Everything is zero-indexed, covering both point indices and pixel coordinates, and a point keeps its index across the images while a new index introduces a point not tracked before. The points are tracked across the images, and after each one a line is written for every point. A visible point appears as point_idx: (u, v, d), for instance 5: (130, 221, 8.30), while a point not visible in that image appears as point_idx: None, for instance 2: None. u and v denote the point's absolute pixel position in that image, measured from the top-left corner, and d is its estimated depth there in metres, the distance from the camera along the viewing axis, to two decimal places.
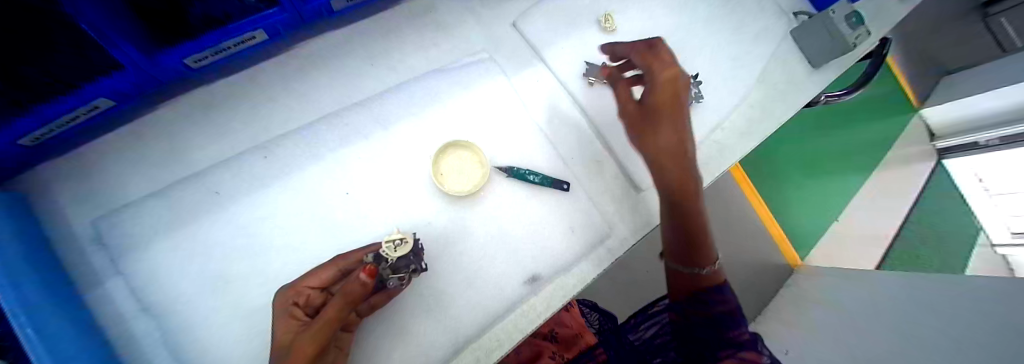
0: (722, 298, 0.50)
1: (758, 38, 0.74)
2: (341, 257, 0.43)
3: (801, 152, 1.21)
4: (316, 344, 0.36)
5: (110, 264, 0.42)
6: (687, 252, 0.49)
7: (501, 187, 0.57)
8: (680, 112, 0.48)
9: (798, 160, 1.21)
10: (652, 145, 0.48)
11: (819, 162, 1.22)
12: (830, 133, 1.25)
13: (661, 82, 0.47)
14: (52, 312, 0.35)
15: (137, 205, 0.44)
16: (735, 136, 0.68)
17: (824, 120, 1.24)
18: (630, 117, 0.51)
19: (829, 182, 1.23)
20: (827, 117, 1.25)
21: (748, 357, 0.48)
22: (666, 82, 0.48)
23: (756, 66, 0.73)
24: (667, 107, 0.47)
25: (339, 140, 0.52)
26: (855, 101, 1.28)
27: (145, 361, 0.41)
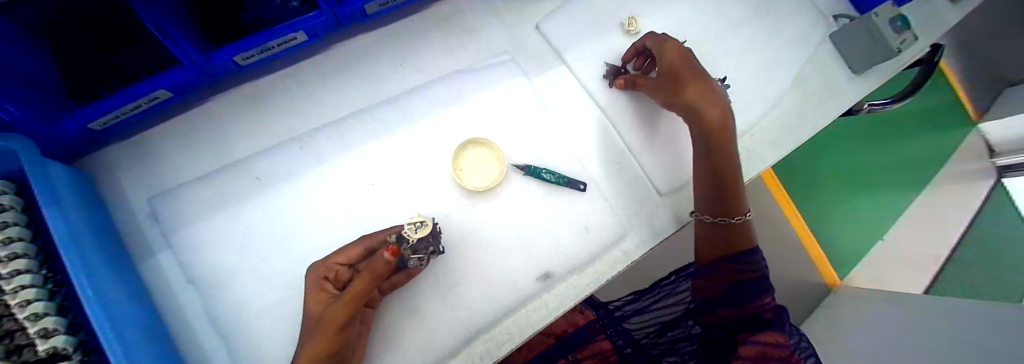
0: (749, 263, 0.53)
1: (792, 43, 0.71)
2: (367, 238, 0.46)
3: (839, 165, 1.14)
4: (347, 313, 0.40)
5: (160, 238, 0.46)
6: (723, 204, 0.52)
7: (518, 185, 0.58)
8: (694, 65, 0.53)
9: (835, 171, 1.14)
10: (683, 97, 0.52)
11: (860, 175, 1.15)
12: (874, 144, 1.17)
13: (667, 53, 0.55)
14: (110, 277, 0.39)
15: (186, 185, 0.48)
16: (763, 143, 0.66)
17: (868, 130, 1.17)
18: (656, 90, 0.56)
19: (871, 196, 1.15)
20: (872, 126, 1.17)
21: (768, 339, 0.50)
22: (677, 58, 0.54)
23: (789, 71, 0.70)
24: (680, 66, 0.53)
25: (368, 133, 0.54)
26: (904, 111, 1.20)
27: (186, 327, 0.45)
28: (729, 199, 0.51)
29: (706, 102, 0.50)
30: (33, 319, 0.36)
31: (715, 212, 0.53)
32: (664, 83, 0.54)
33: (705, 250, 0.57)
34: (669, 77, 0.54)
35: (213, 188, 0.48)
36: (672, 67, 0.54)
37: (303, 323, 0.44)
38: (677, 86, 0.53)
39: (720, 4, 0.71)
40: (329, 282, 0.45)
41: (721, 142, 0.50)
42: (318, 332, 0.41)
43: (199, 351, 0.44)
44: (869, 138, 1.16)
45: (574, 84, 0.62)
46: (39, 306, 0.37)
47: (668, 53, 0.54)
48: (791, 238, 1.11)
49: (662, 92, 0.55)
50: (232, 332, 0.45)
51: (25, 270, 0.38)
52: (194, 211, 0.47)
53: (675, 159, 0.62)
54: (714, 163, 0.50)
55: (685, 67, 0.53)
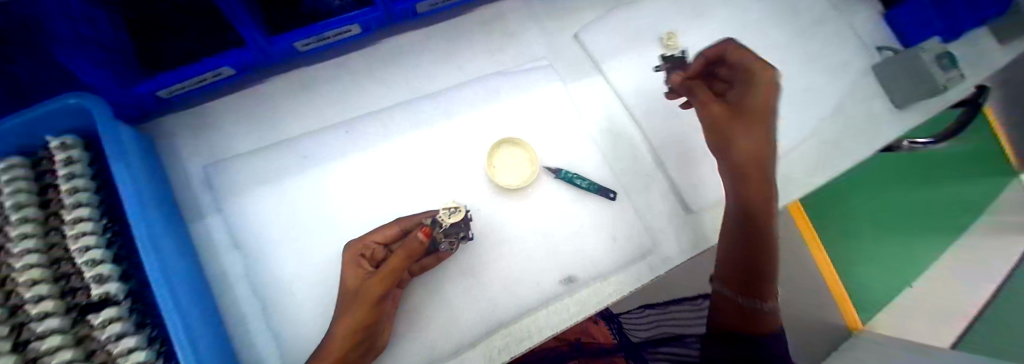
0: (772, 345, 0.47)
1: (832, 72, 0.71)
2: (403, 219, 0.48)
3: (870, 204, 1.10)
4: (383, 289, 0.43)
5: (210, 202, 0.49)
6: (754, 282, 0.45)
7: (547, 187, 0.59)
8: (769, 118, 0.44)
9: (868, 210, 1.10)
10: (738, 151, 0.45)
11: (894, 216, 1.11)
12: (912, 186, 1.12)
13: (755, 85, 0.43)
14: (165, 233, 0.41)
15: (239, 156, 0.50)
16: (800, 168, 0.65)
17: (909, 170, 1.12)
18: (713, 117, 0.48)
19: (905, 239, 1.10)
20: (912, 167, 1.12)
21: None
22: (764, 93, 0.43)
23: (828, 100, 0.70)
24: (757, 110, 0.44)
25: (409, 123, 0.56)
26: (949, 153, 1.14)
27: (228, 289, 0.46)
28: (759, 276, 0.45)
29: (754, 169, 0.44)
30: (91, 264, 0.39)
31: (740, 288, 0.46)
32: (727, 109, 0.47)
33: (722, 321, 0.49)
34: (738, 105, 0.46)
35: (263, 160, 0.51)
36: (747, 94, 0.45)
37: (339, 297, 0.46)
38: (730, 130, 0.46)
39: (759, 29, 0.71)
40: (365, 259, 0.47)
41: (760, 219, 0.44)
42: (354, 304, 0.44)
43: (234, 313, 0.46)
44: (908, 179, 1.12)
45: (610, 94, 0.63)
46: (98, 253, 0.39)
47: (760, 74, 0.43)
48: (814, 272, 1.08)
49: (716, 122, 0.47)
50: (269, 297, 0.47)
51: (86, 219, 0.40)
52: (243, 181, 0.50)
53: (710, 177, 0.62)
54: (750, 241, 0.44)
55: (766, 105, 0.44)
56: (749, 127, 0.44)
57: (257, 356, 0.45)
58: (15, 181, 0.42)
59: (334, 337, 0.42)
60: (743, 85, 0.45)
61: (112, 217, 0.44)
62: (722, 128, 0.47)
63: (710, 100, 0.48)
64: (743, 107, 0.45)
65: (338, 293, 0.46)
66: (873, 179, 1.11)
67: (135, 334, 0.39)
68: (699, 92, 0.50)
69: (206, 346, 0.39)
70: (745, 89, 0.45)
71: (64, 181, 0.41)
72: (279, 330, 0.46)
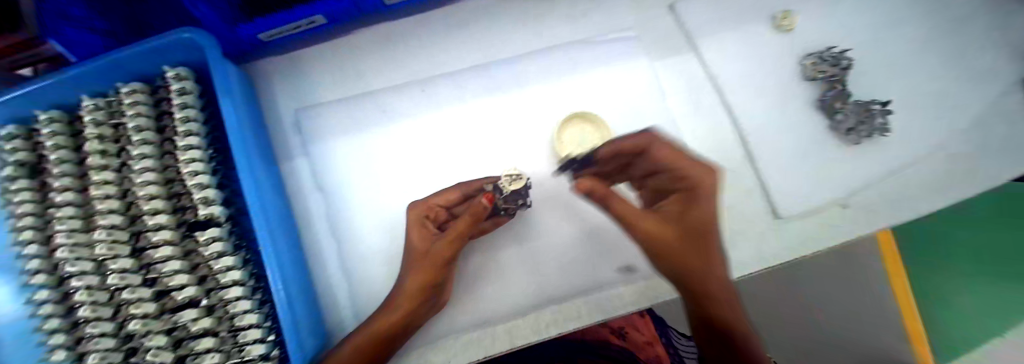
0: None
1: (967, 80, 0.63)
2: (465, 183, 0.47)
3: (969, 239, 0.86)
4: (450, 251, 0.44)
5: (299, 145, 0.51)
6: None
7: (618, 170, 0.55)
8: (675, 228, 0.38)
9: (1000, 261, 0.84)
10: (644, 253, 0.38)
11: None
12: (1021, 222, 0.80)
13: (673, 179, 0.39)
14: (263, 170, 0.44)
15: (325, 104, 0.52)
16: (898, 188, 0.60)
17: None
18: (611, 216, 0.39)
19: None
20: None
21: None
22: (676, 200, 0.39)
23: (956, 111, 0.62)
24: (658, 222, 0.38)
25: (483, 88, 0.54)
26: None
27: (310, 227, 0.50)
28: None
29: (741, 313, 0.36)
30: (198, 187, 0.42)
31: None
32: (669, 225, 0.37)
33: None
34: (685, 216, 0.37)
35: (346, 110, 0.52)
36: (690, 205, 0.38)
37: (404, 253, 0.47)
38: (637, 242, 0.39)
39: (884, 28, 0.64)
40: (429, 221, 0.47)
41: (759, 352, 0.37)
42: (419, 262, 0.45)
43: (317, 249, 0.50)
44: None
45: (703, 76, 0.57)
46: (204, 179, 0.42)
47: (692, 171, 0.38)
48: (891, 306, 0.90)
49: (666, 248, 0.36)
50: (345, 241, 0.51)
51: (196, 147, 0.43)
52: (328, 128, 0.52)
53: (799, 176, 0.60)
54: None
55: (710, 222, 0.37)
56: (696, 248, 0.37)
57: (332, 293, 0.50)
58: (137, 105, 0.45)
59: (405, 292, 0.45)
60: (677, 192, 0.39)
61: (218, 147, 0.48)
62: (675, 263, 0.36)
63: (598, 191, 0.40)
64: (686, 230, 0.37)
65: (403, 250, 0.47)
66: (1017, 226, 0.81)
67: (232, 255, 0.43)
68: (619, 198, 0.38)
69: (292, 279, 0.43)
70: (686, 201, 0.38)
71: (178, 110, 0.43)
72: (352, 271, 0.50)
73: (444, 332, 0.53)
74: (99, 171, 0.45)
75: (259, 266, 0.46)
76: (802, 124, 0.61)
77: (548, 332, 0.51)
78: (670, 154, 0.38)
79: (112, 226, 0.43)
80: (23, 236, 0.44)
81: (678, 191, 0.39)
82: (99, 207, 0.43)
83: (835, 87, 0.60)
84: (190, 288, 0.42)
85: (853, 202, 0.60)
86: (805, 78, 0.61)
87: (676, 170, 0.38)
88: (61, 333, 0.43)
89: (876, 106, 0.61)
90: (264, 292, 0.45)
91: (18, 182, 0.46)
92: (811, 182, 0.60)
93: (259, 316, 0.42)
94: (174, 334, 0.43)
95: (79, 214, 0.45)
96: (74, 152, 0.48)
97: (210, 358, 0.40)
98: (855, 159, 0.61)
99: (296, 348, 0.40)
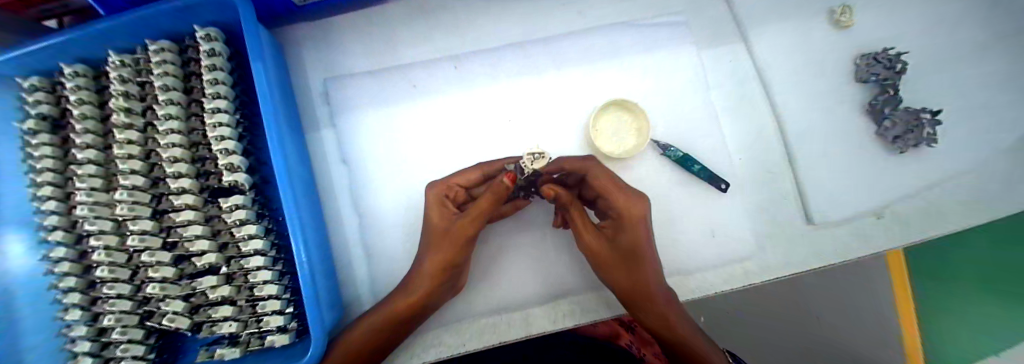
0: None
1: None
2: (488, 163, 0.45)
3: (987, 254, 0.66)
4: (472, 231, 0.43)
5: (326, 115, 0.50)
6: None
7: (652, 162, 0.54)
8: (609, 257, 0.44)
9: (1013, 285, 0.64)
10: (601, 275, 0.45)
11: None
12: None
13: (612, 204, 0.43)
14: (290, 137, 0.43)
15: (356, 76, 0.51)
16: (950, 201, 0.56)
17: None
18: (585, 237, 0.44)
19: None
20: None
21: None
22: (615, 227, 0.44)
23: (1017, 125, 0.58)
24: (601, 254, 0.44)
25: (518, 67, 0.53)
26: None
27: (333, 200, 0.49)
28: None
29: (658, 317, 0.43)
30: (225, 154, 0.41)
31: None
32: (604, 249, 0.44)
33: None
34: (616, 241, 0.44)
35: (378, 83, 0.51)
36: (621, 232, 0.44)
37: (424, 234, 0.45)
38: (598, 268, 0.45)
39: (939, 35, 0.61)
40: (449, 201, 0.45)
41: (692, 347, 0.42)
42: (440, 243, 0.43)
43: (338, 223, 0.49)
44: None
45: (748, 64, 0.58)
46: (230, 144, 0.41)
47: (622, 201, 0.43)
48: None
49: (604, 262, 0.44)
50: (367, 217, 0.49)
51: (223, 110, 0.42)
52: (358, 100, 0.50)
53: (838, 179, 0.58)
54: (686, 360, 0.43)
55: (639, 244, 0.43)
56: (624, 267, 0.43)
57: (351, 269, 0.48)
58: (165, 64, 0.43)
59: (423, 271, 0.43)
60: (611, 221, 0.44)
61: (244, 112, 0.46)
62: (612, 275, 0.44)
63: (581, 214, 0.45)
64: (618, 252, 0.44)
65: (423, 230, 0.46)
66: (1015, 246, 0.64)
67: (254, 223, 0.41)
68: (575, 213, 0.44)
69: (315, 252, 0.42)
70: (615, 227, 0.44)
71: (207, 71, 0.41)
72: (371, 250, 0.49)
73: (459, 316, 0.51)
74: (123, 129, 0.43)
75: (280, 236, 0.45)
76: (841, 128, 0.59)
77: (565, 322, 0.49)
78: (602, 180, 0.44)
79: (134, 187, 0.42)
80: (42, 192, 0.42)
81: (611, 220, 0.44)
82: (121, 166, 0.41)
83: (887, 92, 0.57)
84: (210, 255, 0.40)
85: (888, 212, 0.56)
86: (855, 79, 0.59)
87: (610, 200, 0.43)
88: (76, 293, 0.42)
89: (925, 115, 0.56)
90: (285, 263, 0.44)
91: (39, 136, 0.44)
92: (848, 188, 0.58)
93: (279, 288, 0.41)
94: (192, 300, 0.42)
95: (100, 173, 0.44)
96: (98, 108, 0.46)
97: (228, 326, 0.40)
98: (895, 167, 0.58)
99: (314, 322, 0.38)
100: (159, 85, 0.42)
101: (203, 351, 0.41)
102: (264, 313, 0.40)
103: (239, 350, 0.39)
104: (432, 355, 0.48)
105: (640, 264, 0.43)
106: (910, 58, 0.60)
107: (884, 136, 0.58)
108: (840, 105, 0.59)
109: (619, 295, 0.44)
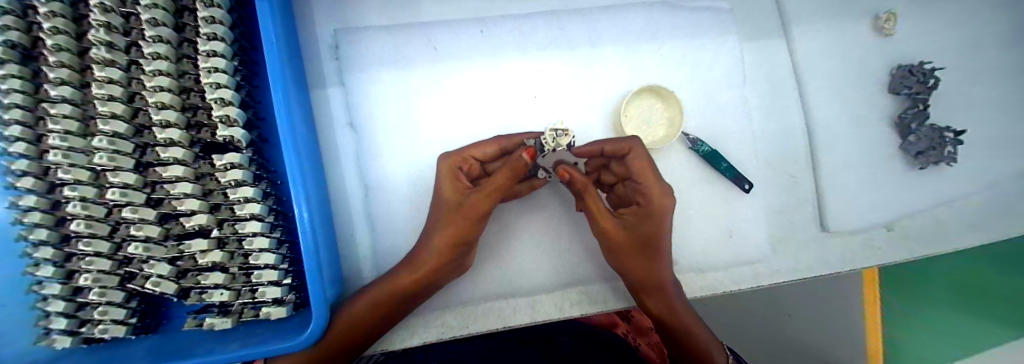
0: None
1: None
2: (506, 137, 0.42)
3: (949, 269, 0.71)
4: (486, 208, 0.40)
5: (334, 72, 0.45)
6: None
7: (676, 155, 0.52)
8: (636, 248, 0.42)
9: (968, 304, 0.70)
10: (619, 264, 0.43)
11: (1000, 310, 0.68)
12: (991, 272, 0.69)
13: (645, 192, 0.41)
14: (295, 92, 0.38)
15: (371, 32, 0.46)
16: (963, 219, 0.55)
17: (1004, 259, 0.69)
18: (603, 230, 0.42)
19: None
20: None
21: None
22: (643, 218, 0.42)
23: None
24: (624, 244, 0.42)
25: (549, 40, 0.49)
26: None
27: (337, 166, 0.45)
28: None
29: (663, 309, 0.42)
30: (220, 104, 0.37)
31: None
32: (624, 232, 0.42)
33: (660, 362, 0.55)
34: (641, 225, 0.42)
35: (396, 41, 0.46)
36: (644, 222, 0.41)
37: (433, 209, 0.42)
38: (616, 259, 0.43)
39: (981, 50, 0.58)
40: (463, 174, 0.42)
41: (689, 338, 0.43)
42: (451, 218, 0.40)
43: (341, 191, 0.45)
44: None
45: (787, 65, 0.55)
46: (228, 93, 0.36)
47: (655, 190, 0.40)
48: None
49: (620, 248, 0.42)
50: (373, 186, 0.46)
51: (219, 55, 0.37)
52: (372, 60, 0.46)
53: (859, 187, 0.56)
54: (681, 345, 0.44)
55: (659, 234, 0.41)
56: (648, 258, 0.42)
57: (353, 241, 0.45)
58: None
59: (431, 247, 0.40)
60: (642, 212, 0.42)
61: (243, 58, 0.41)
62: (626, 261, 0.42)
63: (600, 206, 0.42)
64: (637, 237, 0.42)
65: (433, 204, 0.43)
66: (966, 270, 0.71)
67: (252, 185, 0.37)
68: (591, 202, 0.42)
69: (319, 220, 0.38)
70: (641, 215, 0.42)
71: (202, 7, 0.36)
72: (375, 222, 0.46)
73: (462, 299, 0.48)
74: (104, 67, 0.37)
75: (278, 201, 0.41)
76: (870, 137, 0.57)
77: (571, 311, 0.48)
78: (642, 166, 0.41)
79: (114, 134, 0.37)
80: (10, 132, 0.37)
81: (638, 206, 0.42)
82: (100, 109, 0.36)
83: (919, 106, 0.55)
84: (201, 216, 0.37)
85: (900, 226, 0.55)
86: (889, 91, 0.57)
87: (645, 186, 0.41)
88: (49, 247, 0.38)
89: (949, 134, 0.54)
90: (282, 231, 0.40)
91: (6, 67, 0.38)
92: (868, 198, 0.56)
93: (277, 257, 0.38)
94: (179, 264, 0.39)
95: (76, 115, 0.38)
96: (74, 39, 0.40)
97: (218, 295, 0.37)
98: (917, 180, 0.57)
99: (315, 293, 0.35)
100: (146, 19, 0.36)
101: (190, 319, 0.38)
102: (258, 284, 0.37)
103: (230, 320, 0.37)
104: (433, 335, 0.45)
105: (664, 256, 0.42)
106: (949, 72, 0.58)
107: (906, 151, 0.56)
108: (871, 113, 0.57)
109: (632, 282, 0.43)
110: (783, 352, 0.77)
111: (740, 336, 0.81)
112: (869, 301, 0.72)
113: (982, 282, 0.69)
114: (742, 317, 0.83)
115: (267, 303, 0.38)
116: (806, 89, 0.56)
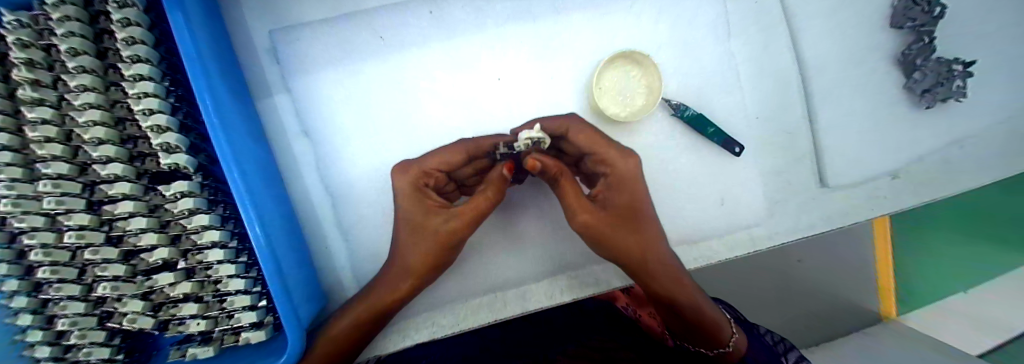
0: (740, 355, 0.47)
1: None
2: (473, 143, 0.40)
3: (913, 220, 0.81)
4: (467, 231, 0.38)
5: (279, 79, 0.42)
6: (705, 338, 0.45)
7: (658, 124, 0.49)
8: (627, 226, 0.39)
9: (922, 248, 0.81)
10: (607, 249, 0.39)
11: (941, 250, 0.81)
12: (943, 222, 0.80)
13: (609, 162, 0.39)
14: (233, 109, 0.36)
15: (310, 28, 0.42)
16: (970, 159, 0.52)
17: (951, 210, 0.80)
18: (597, 221, 0.38)
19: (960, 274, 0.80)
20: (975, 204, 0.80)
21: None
22: (621, 197, 0.39)
23: None
24: (604, 230, 0.38)
25: (509, 12, 0.45)
26: (999, 185, 0.80)
27: (299, 177, 0.43)
28: (707, 334, 0.44)
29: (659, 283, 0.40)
30: (157, 131, 0.34)
31: (711, 346, 0.46)
32: (603, 210, 0.38)
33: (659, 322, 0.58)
34: (618, 195, 0.39)
35: (338, 36, 0.43)
36: (619, 192, 0.39)
37: (399, 231, 0.39)
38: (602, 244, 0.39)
39: None
40: (430, 190, 0.39)
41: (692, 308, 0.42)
42: (426, 245, 0.38)
43: (307, 204, 0.43)
44: (966, 217, 0.81)
45: (777, 10, 0.50)
46: (161, 120, 0.34)
47: (615, 155, 0.38)
48: (872, 277, 0.82)
49: (604, 234, 0.38)
50: (339, 195, 0.44)
51: (147, 77, 0.34)
52: (316, 59, 0.43)
53: (862, 135, 0.52)
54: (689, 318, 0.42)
55: (637, 202, 0.39)
56: (635, 229, 0.39)
57: (327, 253, 0.44)
58: (67, 21, 0.34)
59: (407, 267, 0.39)
60: (615, 189, 0.39)
61: (175, 77, 0.38)
62: (613, 244, 0.38)
63: (575, 190, 0.38)
64: (616, 210, 0.39)
65: (398, 225, 0.39)
66: (927, 221, 0.81)
67: (207, 212, 0.36)
68: (567, 192, 0.38)
69: (280, 238, 0.37)
70: (613, 187, 0.39)
71: (119, 27, 0.33)
72: (347, 230, 0.44)
73: (449, 298, 0.47)
74: (34, 107, 0.35)
75: (241, 223, 0.40)
76: (873, 80, 0.53)
77: (562, 298, 0.46)
78: (591, 138, 0.39)
79: (59, 176, 0.35)
80: None
81: (607, 177, 0.39)
82: (39, 152, 0.34)
83: (923, 39, 0.50)
84: (163, 250, 0.35)
85: (907, 171, 0.52)
86: (891, 26, 0.52)
87: (603, 152, 0.38)
88: (22, 296, 0.37)
89: (958, 67, 0.49)
90: (250, 254, 0.39)
91: None
92: (873, 145, 0.52)
93: (248, 281, 0.37)
94: (153, 297, 0.38)
95: (19, 161, 0.35)
96: (1, 80, 0.36)
97: (196, 325, 0.36)
98: (923, 120, 0.53)
99: (287, 313, 0.35)
100: (63, 50, 0.33)
101: (173, 350, 0.38)
102: (234, 310, 0.37)
103: (212, 348, 0.36)
104: (426, 335, 0.45)
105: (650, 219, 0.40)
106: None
107: (911, 89, 0.52)
108: (873, 53, 0.52)
109: (617, 260, 0.40)
110: (804, 297, 0.81)
111: (749, 291, 0.81)
112: (881, 241, 0.81)
113: (930, 228, 0.81)
114: (756, 275, 0.81)
115: (246, 328, 0.38)
116: (800, 35, 0.51)
